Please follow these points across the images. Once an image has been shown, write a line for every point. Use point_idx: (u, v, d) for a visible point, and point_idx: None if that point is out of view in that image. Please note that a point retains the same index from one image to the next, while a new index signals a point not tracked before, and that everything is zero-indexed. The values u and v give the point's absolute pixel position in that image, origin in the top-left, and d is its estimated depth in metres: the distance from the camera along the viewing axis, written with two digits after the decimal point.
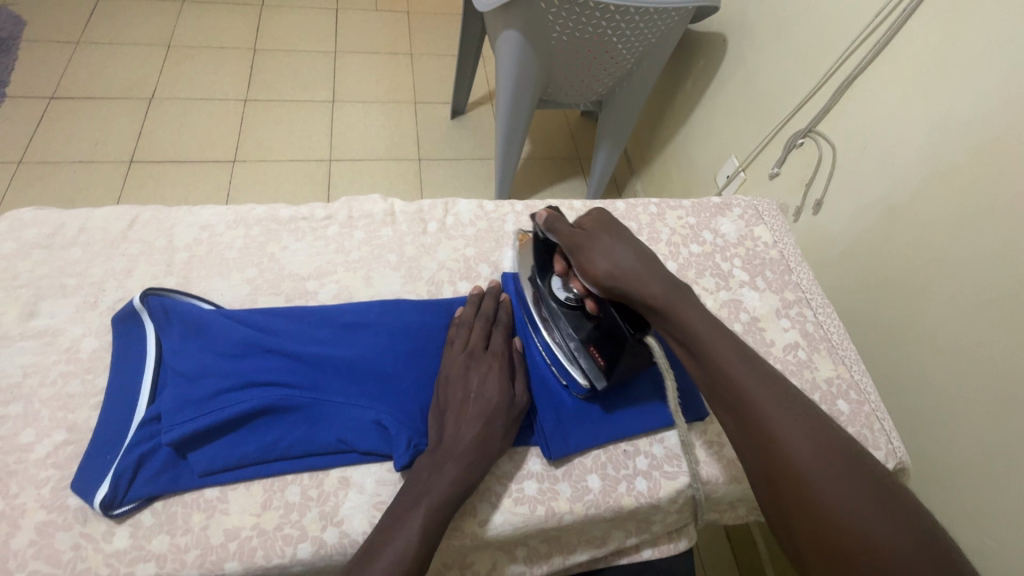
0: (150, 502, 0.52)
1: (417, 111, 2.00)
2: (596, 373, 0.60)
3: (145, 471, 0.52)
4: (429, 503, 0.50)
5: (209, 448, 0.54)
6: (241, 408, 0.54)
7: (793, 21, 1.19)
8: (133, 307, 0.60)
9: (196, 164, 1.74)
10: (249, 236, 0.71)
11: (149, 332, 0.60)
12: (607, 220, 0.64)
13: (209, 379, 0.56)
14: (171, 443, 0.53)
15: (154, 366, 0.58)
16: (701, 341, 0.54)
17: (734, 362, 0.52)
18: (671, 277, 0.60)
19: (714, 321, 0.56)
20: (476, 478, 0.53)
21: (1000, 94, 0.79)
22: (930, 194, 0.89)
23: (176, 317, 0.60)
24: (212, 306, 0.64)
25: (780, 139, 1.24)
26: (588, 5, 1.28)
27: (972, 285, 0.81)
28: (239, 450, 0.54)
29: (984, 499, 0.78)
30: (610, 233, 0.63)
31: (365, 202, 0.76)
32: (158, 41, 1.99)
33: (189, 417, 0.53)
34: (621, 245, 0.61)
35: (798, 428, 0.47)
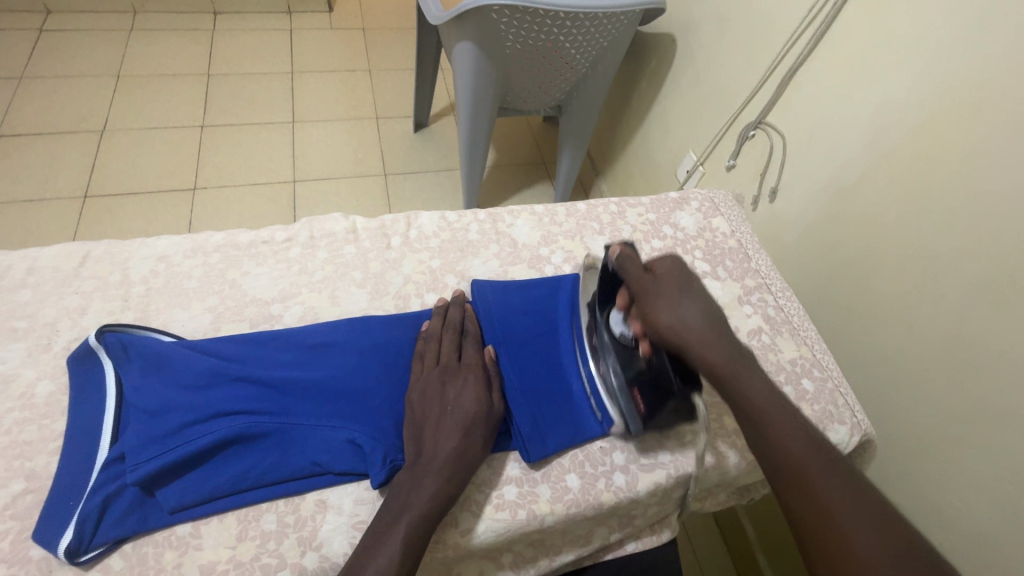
0: (118, 545, 0.51)
1: (379, 127, 2.00)
2: (633, 417, 0.61)
3: (111, 514, 0.51)
4: (412, 522, 0.50)
5: (178, 484, 0.52)
6: (210, 440, 0.53)
7: (736, 18, 1.24)
8: (88, 346, 0.58)
9: (155, 195, 1.70)
10: (208, 264, 0.69)
11: (109, 369, 0.58)
12: (681, 269, 0.65)
13: (174, 413, 0.55)
14: (137, 482, 0.51)
15: (114, 404, 0.57)
16: (764, 409, 0.55)
17: (796, 437, 0.53)
18: (742, 354, 0.60)
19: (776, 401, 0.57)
20: (457, 492, 0.54)
21: (927, 79, 0.84)
22: (876, 176, 0.93)
23: (137, 353, 0.59)
24: (173, 338, 0.62)
25: (734, 131, 1.28)
26: (538, 13, 1.30)
27: (920, 261, 0.86)
28: (210, 483, 0.53)
29: (948, 460, 0.83)
30: (681, 283, 0.63)
31: (326, 220, 0.76)
32: (107, 72, 1.95)
33: (156, 454, 0.52)
34: (687, 301, 0.61)
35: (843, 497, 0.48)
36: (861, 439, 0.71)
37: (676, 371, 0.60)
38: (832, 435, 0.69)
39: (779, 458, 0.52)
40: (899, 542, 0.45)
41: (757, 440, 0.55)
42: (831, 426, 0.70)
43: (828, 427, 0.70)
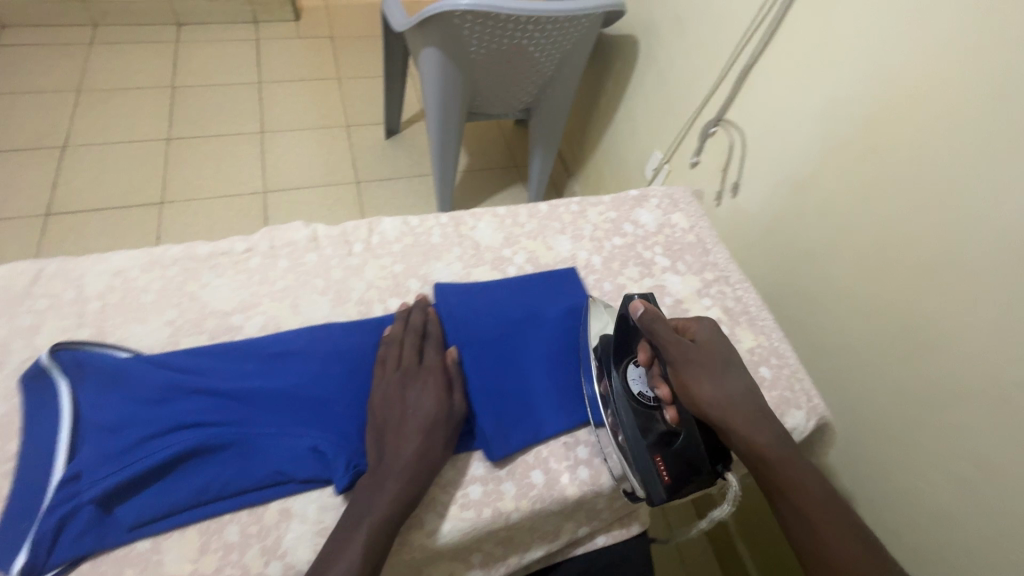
0: (76, 564, 0.50)
1: (350, 135, 2.00)
2: (656, 486, 0.58)
3: (67, 533, 0.50)
4: (376, 526, 0.51)
5: (137, 500, 0.52)
6: (169, 453, 0.53)
7: (693, 19, 1.27)
8: (41, 365, 0.57)
9: (121, 211, 1.67)
10: (166, 277, 0.69)
11: (64, 387, 0.57)
12: (717, 335, 0.66)
13: (131, 429, 0.54)
14: (93, 500, 0.50)
15: (70, 422, 0.56)
16: (802, 484, 0.56)
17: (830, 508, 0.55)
18: (768, 414, 0.61)
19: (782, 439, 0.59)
20: (421, 493, 0.54)
21: (870, 73, 0.87)
22: (828, 168, 0.96)
23: (92, 369, 0.58)
24: (131, 353, 0.62)
25: (696, 129, 1.31)
26: (500, 18, 1.32)
27: (873, 248, 0.89)
28: (170, 496, 0.52)
29: (908, 439, 0.86)
30: (719, 352, 0.64)
31: (287, 229, 0.76)
32: (67, 87, 1.91)
33: (114, 470, 0.52)
34: (728, 374, 0.62)
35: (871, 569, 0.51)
36: (817, 423, 0.73)
37: (703, 441, 0.60)
38: (790, 420, 0.71)
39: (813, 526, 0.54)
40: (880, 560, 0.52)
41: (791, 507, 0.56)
42: (788, 411, 0.72)
43: (786, 413, 0.72)
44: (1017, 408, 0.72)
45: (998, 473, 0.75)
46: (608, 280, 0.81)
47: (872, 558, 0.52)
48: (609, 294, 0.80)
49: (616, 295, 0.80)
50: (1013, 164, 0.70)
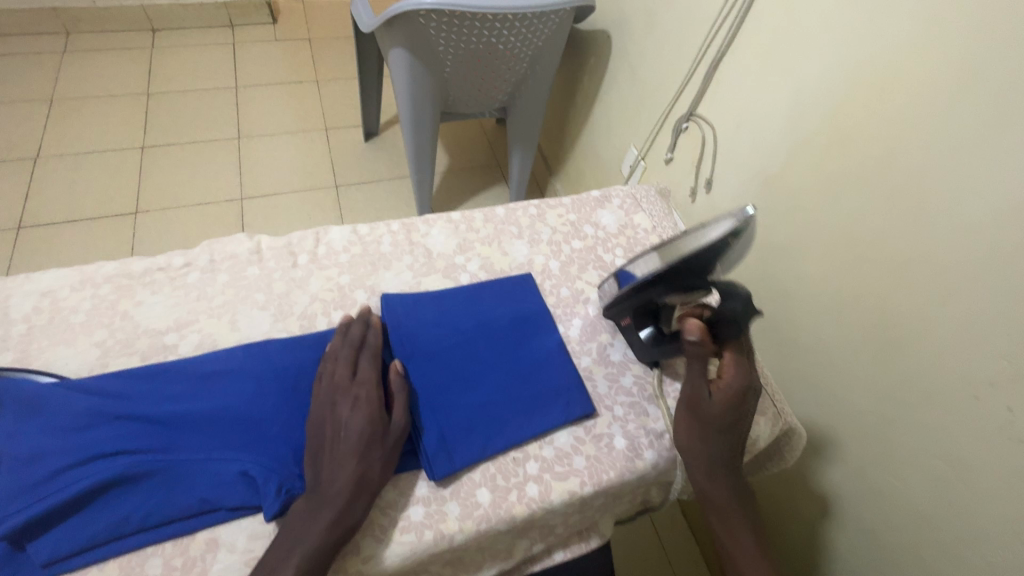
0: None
1: (328, 138, 1.97)
2: (615, 320, 0.70)
3: None
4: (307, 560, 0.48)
5: (52, 535, 0.49)
6: (84, 486, 0.50)
7: (662, 12, 1.24)
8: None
9: (93, 222, 1.64)
10: (97, 296, 0.66)
11: None
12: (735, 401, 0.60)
13: (47, 460, 0.51)
14: (4, 537, 0.48)
15: None
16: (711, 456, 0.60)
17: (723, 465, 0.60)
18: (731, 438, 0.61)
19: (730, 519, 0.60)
20: (358, 518, 0.52)
21: (835, 64, 0.84)
22: (796, 163, 0.94)
23: (11, 397, 0.55)
24: (55, 379, 0.59)
25: (669, 124, 1.28)
26: (466, 16, 1.29)
27: (843, 245, 0.86)
28: (87, 531, 0.50)
29: (883, 439, 0.84)
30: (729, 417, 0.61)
31: (228, 242, 0.73)
32: (39, 97, 1.88)
33: (26, 504, 0.49)
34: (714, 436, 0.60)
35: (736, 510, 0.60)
36: (780, 429, 0.70)
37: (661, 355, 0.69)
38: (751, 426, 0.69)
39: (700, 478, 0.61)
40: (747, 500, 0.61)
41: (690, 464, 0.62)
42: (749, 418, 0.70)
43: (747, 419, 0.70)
44: (989, 408, 0.70)
45: (973, 475, 0.72)
46: (565, 285, 0.78)
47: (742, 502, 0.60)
48: (565, 300, 0.77)
49: (573, 301, 0.77)
50: (980, 155, 0.67)
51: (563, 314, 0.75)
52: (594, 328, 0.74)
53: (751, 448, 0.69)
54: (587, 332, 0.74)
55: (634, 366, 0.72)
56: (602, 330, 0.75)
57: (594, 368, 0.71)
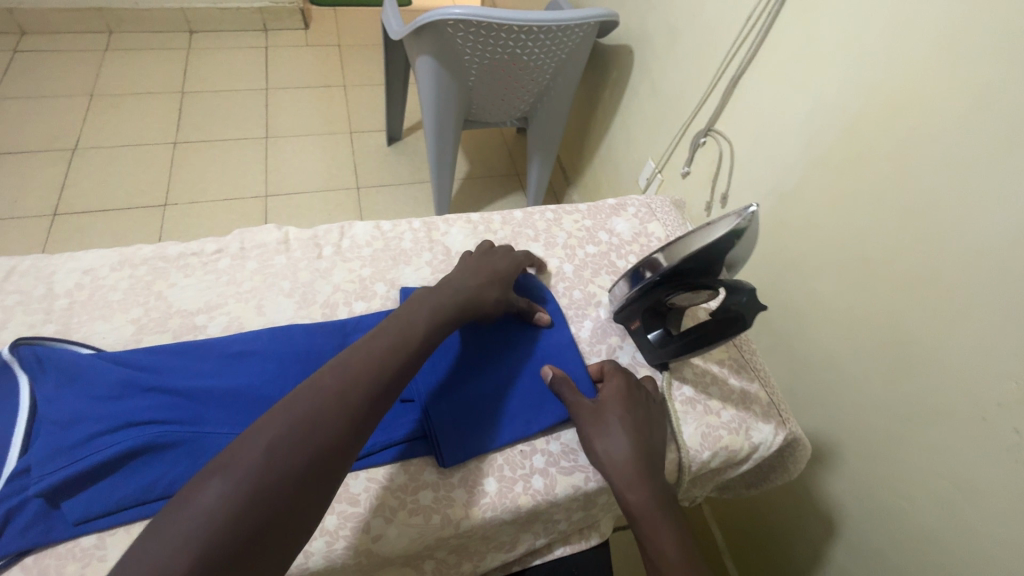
0: (20, 557, 0.51)
1: (353, 141, 2.03)
2: (624, 322, 0.74)
3: (14, 525, 0.51)
4: (258, 472, 0.43)
5: (84, 496, 0.52)
6: (116, 451, 0.53)
7: (684, 30, 1.26)
8: (2, 359, 0.58)
9: (124, 212, 1.70)
10: (134, 276, 0.70)
11: (22, 383, 0.58)
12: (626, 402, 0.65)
13: (81, 426, 0.54)
14: (39, 494, 0.51)
15: (27, 417, 0.56)
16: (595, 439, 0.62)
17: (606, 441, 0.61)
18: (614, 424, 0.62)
19: (628, 468, 0.60)
20: (335, 449, 0.47)
21: (853, 84, 0.86)
22: (811, 180, 0.95)
23: (52, 365, 0.59)
24: (93, 351, 0.62)
25: (687, 139, 1.31)
26: (493, 27, 1.33)
27: (855, 263, 0.87)
28: (116, 494, 0.53)
29: (890, 457, 0.84)
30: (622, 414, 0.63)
31: (258, 232, 0.77)
32: (80, 91, 1.97)
33: (61, 465, 0.52)
34: (616, 431, 0.62)
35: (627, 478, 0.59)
36: (785, 438, 0.71)
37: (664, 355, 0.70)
38: (755, 434, 0.70)
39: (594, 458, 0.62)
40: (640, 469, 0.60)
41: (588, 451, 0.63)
42: (754, 425, 0.70)
43: (752, 427, 0.70)
44: (998, 429, 0.70)
45: (980, 496, 0.72)
46: (578, 287, 0.80)
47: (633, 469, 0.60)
48: (578, 302, 0.79)
49: (586, 303, 0.79)
50: (994, 179, 0.68)
51: (575, 315, 0.77)
52: (605, 330, 0.76)
53: (755, 455, 0.70)
54: (597, 334, 0.76)
55: (642, 369, 0.73)
56: (612, 333, 0.76)
57: None
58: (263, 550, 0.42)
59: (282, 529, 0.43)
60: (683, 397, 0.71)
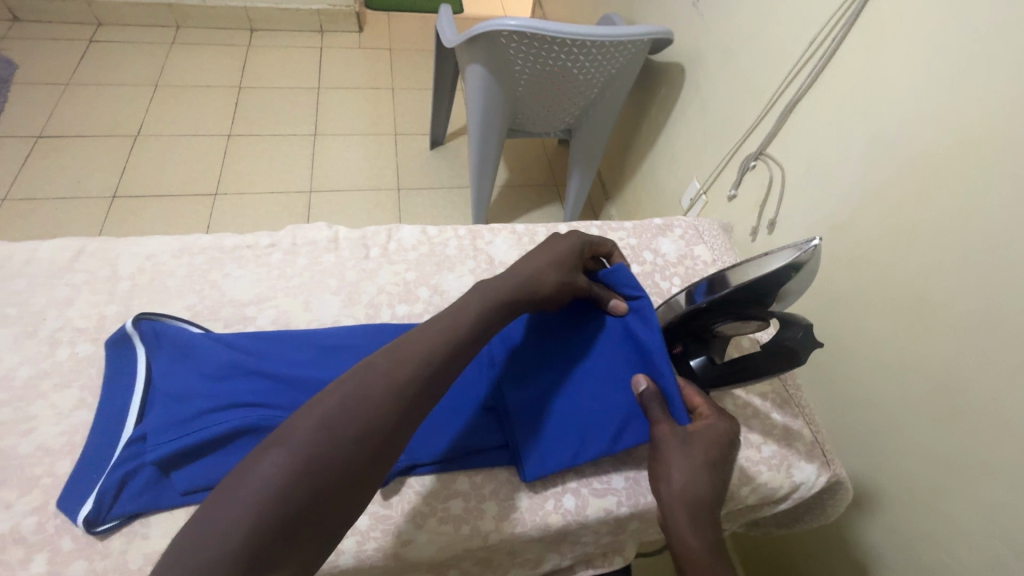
0: (132, 520, 0.53)
1: (396, 143, 2.07)
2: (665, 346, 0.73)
3: (129, 488, 0.53)
4: (314, 445, 0.44)
5: (191, 469, 0.54)
6: (221, 430, 0.54)
7: (740, 50, 1.24)
8: (125, 331, 0.62)
9: (176, 198, 1.78)
10: (192, 264, 0.73)
11: (140, 354, 0.61)
12: (720, 441, 0.57)
13: (193, 401, 0.56)
14: (154, 462, 0.53)
15: (143, 387, 0.59)
16: (675, 465, 0.55)
17: (685, 474, 0.54)
18: (702, 459, 0.55)
19: (699, 513, 0.53)
20: (387, 434, 0.46)
21: (920, 116, 0.82)
22: (869, 213, 0.91)
23: (167, 340, 0.62)
24: (202, 330, 0.65)
25: (736, 161, 1.28)
26: (546, 40, 1.34)
27: (910, 303, 0.83)
28: (218, 471, 0.53)
29: (939, 510, 0.80)
30: (710, 451, 0.56)
31: (309, 229, 0.79)
32: (145, 81, 2.07)
33: (174, 438, 0.54)
34: (700, 465, 0.55)
35: (694, 520, 0.52)
36: (828, 480, 0.68)
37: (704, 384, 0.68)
38: (797, 473, 0.67)
39: (663, 485, 0.55)
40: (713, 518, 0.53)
41: (657, 475, 0.56)
42: (796, 463, 0.68)
43: (793, 465, 0.68)
44: None
45: None
46: None
47: (706, 517, 0.53)
48: None
49: None
50: None
51: None
52: None
53: (795, 495, 0.68)
54: None
55: None
56: None
57: None
58: (308, 530, 0.42)
59: (334, 508, 0.44)
60: None
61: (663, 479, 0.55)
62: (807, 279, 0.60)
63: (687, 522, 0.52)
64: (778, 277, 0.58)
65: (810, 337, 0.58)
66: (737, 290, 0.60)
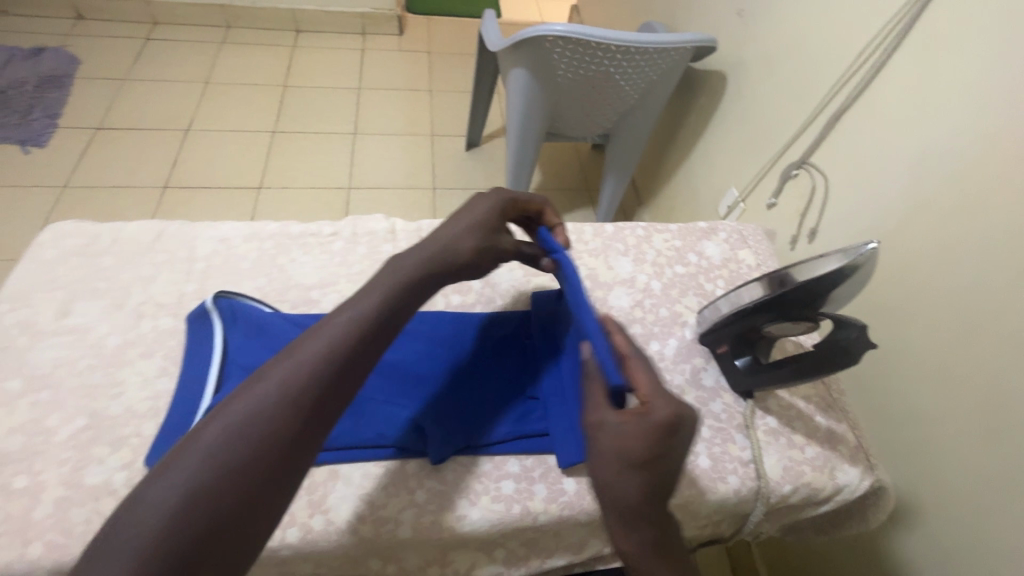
0: None
1: (433, 144, 2.12)
2: (711, 345, 0.74)
3: None
4: (229, 441, 0.45)
5: None
6: None
7: (785, 59, 1.24)
8: (206, 307, 0.67)
9: (223, 190, 1.86)
10: (262, 248, 0.77)
11: (217, 329, 0.65)
12: (660, 431, 0.51)
13: None
14: None
15: (221, 358, 0.63)
16: (604, 462, 0.51)
17: (614, 472, 0.51)
18: (631, 455, 0.50)
19: (630, 510, 0.51)
20: (297, 421, 0.47)
21: (974, 128, 0.82)
22: (916, 224, 0.91)
23: (243, 318, 0.67)
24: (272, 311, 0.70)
25: (777, 169, 1.28)
26: (590, 46, 1.36)
27: (952, 316, 0.83)
28: None
29: (981, 525, 0.79)
30: (645, 444, 0.51)
31: (369, 220, 0.83)
32: (197, 79, 2.17)
33: None
34: (629, 464, 0.50)
35: (628, 516, 0.51)
36: (871, 485, 0.69)
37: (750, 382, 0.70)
38: (841, 475, 0.68)
39: (595, 479, 0.52)
40: (648, 510, 0.51)
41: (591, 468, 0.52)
42: (840, 466, 0.69)
43: (837, 468, 0.69)
44: None
45: None
46: (665, 305, 0.81)
47: (640, 510, 0.51)
48: (664, 319, 0.80)
49: (672, 321, 0.80)
50: None
51: (661, 332, 0.78)
52: (689, 350, 0.77)
53: (838, 497, 0.69)
54: (682, 353, 0.76)
55: (725, 394, 0.73)
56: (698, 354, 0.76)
57: (686, 388, 0.73)
58: (240, 519, 0.44)
59: (265, 495, 0.45)
60: (767, 427, 0.70)
61: (595, 473, 0.52)
62: (860, 283, 0.61)
63: (621, 518, 0.51)
64: (835, 282, 0.59)
65: (865, 337, 0.60)
66: (792, 290, 0.61)
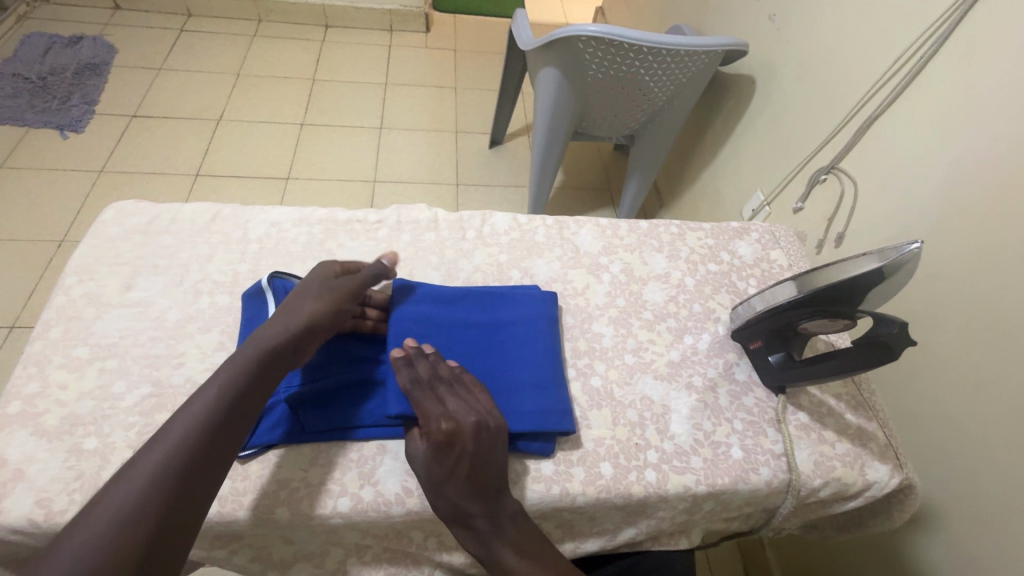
0: (265, 450, 0.62)
1: (458, 140, 2.15)
2: (744, 341, 0.76)
3: (264, 422, 0.63)
4: (141, 489, 0.47)
5: (317, 410, 0.64)
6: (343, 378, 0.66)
7: (816, 64, 1.25)
8: (261, 286, 0.69)
9: (253, 180, 1.90)
10: (311, 233, 0.81)
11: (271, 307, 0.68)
12: (446, 439, 0.58)
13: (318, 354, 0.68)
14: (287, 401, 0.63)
15: None
16: (424, 481, 0.58)
17: (435, 486, 0.58)
18: (434, 467, 0.58)
19: (461, 517, 0.57)
20: (200, 458, 0.51)
21: (1011, 137, 0.83)
22: (948, 231, 0.91)
23: None
24: None
25: (805, 173, 1.29)
26: (622, 47, 1.38)
27: (984, 323, 0.83)
28: (341, 414, 0.64)
29: (1004, 530, 0.79)
30: (440, 454, 0.58)
31: (412, 210, 0.86)
32: (229, 70, 2.21)
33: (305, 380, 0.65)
34: (438, 475, 0.57)
35: (465, 522, 0.57)
36: (900, 483, 0.70)
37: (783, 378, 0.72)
38: (871, 472, 0.69)
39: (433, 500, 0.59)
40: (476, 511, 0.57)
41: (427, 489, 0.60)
42: (870, 463, 0.70)
43: (867, 465, 0.70)
44: None
45: None
46: (698, 301, 0.83)
47: (471, 514, 0.57)
48: (697, 315, 0.82)
49: (705, 317, 0.82)
50: None
51: (694, 327, 0.80)
52: (722, 346, 0.78)
53: (867, 494, 0.70)
54: (714, 348, 0.78)
55: (757, 390, 0.74)
56: (732, 349, 0.78)
57: (719, 381, 0.75)
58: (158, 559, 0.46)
59: (176, 531, 0.47)
60: (798, 423, 0.72)
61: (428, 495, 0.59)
62: (900, 282, 0.62)
63: (459, 528, 0.57)
64: (872, 280, 0.61)
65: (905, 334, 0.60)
66: (830, 287, 0.63)
